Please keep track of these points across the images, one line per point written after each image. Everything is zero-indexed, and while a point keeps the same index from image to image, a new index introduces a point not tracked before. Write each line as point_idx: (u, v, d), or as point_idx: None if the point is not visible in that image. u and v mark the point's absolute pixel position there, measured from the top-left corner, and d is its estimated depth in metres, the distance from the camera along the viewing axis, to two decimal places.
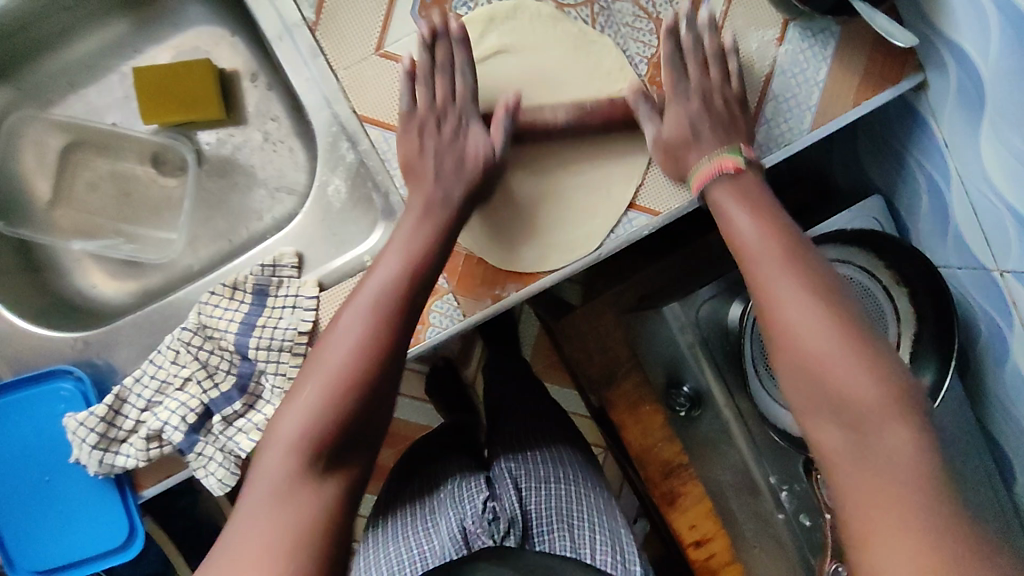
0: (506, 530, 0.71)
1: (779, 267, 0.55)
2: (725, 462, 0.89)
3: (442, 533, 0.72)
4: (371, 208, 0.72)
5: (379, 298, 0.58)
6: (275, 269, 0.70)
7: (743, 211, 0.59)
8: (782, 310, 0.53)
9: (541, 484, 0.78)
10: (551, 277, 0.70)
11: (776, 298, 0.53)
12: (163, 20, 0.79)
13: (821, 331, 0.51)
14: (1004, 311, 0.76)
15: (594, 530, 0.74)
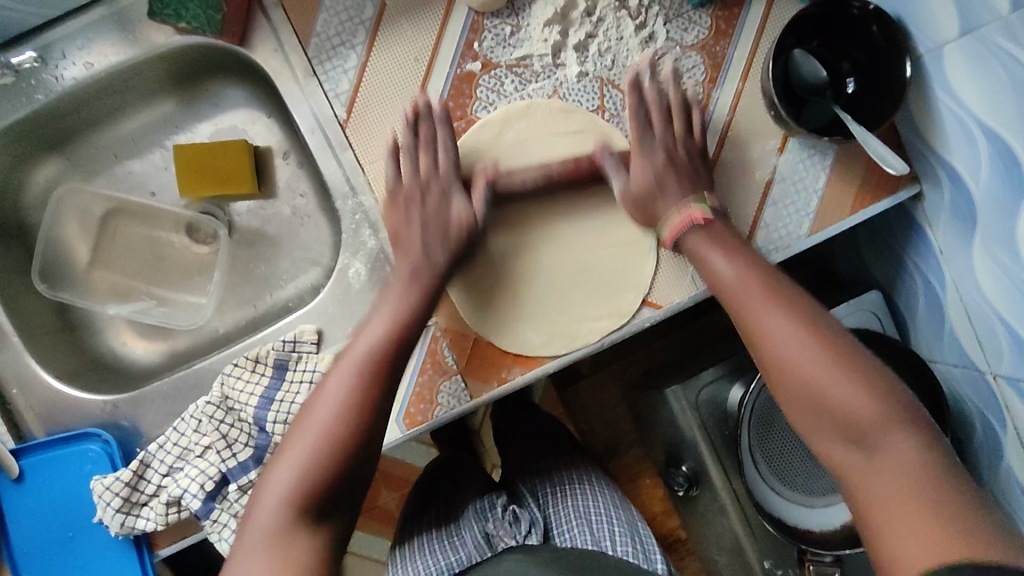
0: (528, 530, 0.74)
1: (747, 278, 0.63)
2: (718, 542, 0.91)
3: (467, 540, 0.73)
4: None
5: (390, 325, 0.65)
6: (296, 345, 0.74)
7: (719, 254, 0.65)
8: (777, 330, 0.59)
9: (559, 494, 0.80)
10: (555, 363, 0.74)
11: (762, 320, 0.60)
12: (205, 99, 0.85)
13: (801, 348, 0.58)
14: (997, 411, 0.78)
15: (612, 522, 0.75)
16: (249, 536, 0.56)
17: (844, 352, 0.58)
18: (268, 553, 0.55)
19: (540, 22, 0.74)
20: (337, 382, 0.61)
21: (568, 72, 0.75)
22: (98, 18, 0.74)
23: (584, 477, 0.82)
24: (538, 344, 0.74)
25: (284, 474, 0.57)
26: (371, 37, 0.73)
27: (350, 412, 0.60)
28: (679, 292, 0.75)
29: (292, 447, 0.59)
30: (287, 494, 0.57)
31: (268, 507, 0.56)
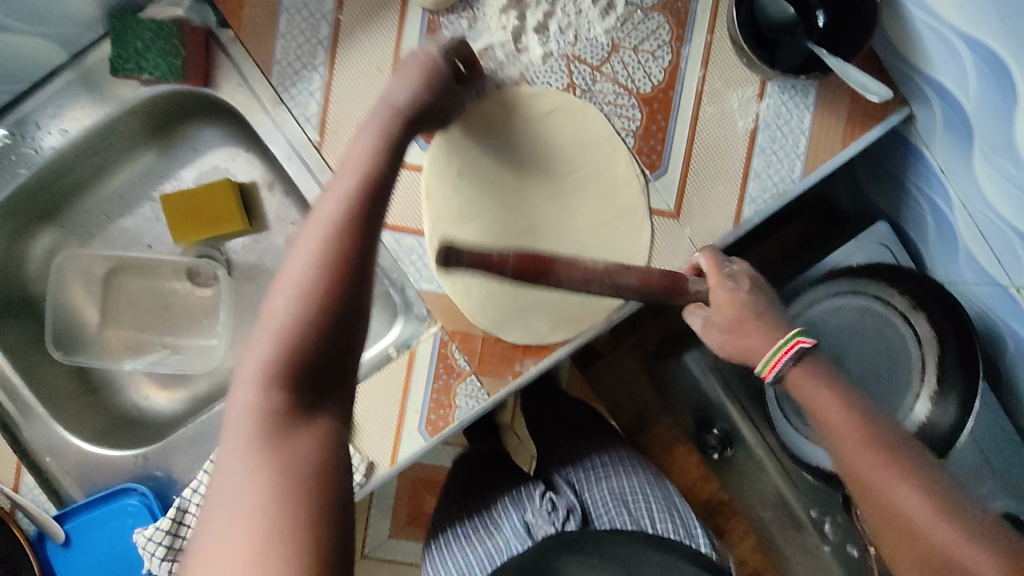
0: (566, 516, 0.75)
1: (859, 432, 0.57)
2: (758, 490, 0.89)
3: (508, 528, 0.75)
4: (390, 305, 0.79)
5: (312, 265, 0.47)
6: None
7: (830, 396, 0.59)
8: (895, 493, 0.55)
9: (595, 476, 0.80)
10: (565, 348, 0.74)
11: (884, 489, 0.55)
12: (183, 144, 0.86)
13: (919, 505, 0.54)
14: None
15: (649, 499, 0.76)
16: (234, 429, 0.45)
17: (932, 480, 0.56)
18: (263, 445, 0.43)
19: (496, 10, 0.73)
20: (350, 174, 0.52)
21: (532, 55, 0.74)
22: (66, 83, 0.75)
23: (617, 461, 0.81)
24: (544, 332, 0.73)
25: (282, 303, 0.46)
26: (332, 56, 0.73)
27: (344, 242, 0.48)
28: (678, 257, 0.75)
29: (290, 266, 0.48)
30: (277, 332, 0.46)
31: (252, 372, 0.46)
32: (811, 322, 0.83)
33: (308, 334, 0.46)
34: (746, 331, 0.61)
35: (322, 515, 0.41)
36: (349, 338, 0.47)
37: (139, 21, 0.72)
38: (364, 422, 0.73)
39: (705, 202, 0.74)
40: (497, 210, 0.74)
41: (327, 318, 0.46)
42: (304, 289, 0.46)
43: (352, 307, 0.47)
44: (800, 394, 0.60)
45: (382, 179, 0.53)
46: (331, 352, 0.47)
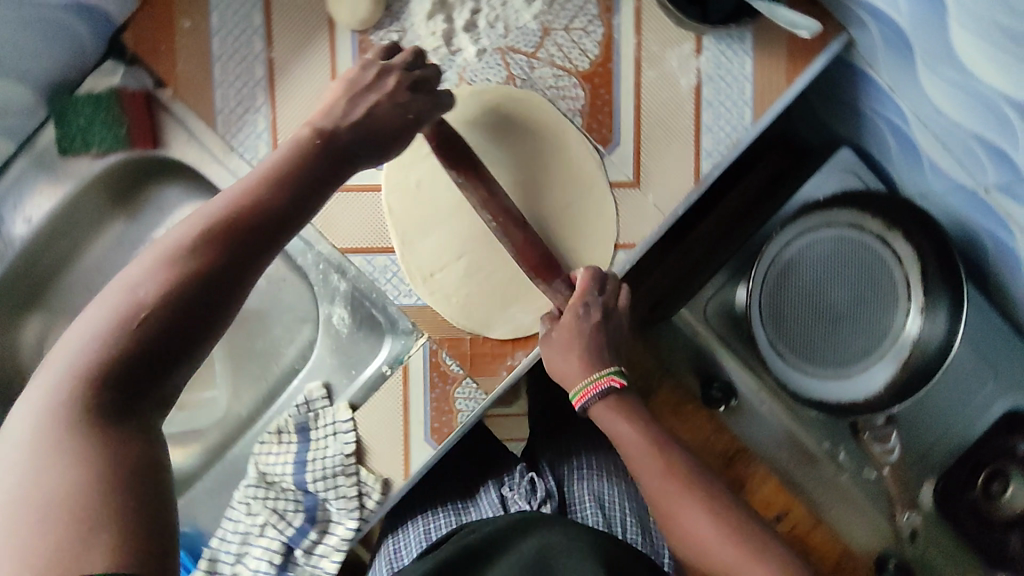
0: (542, 500, 0.78)
1: (663, 467, 0.63)
2: (766, 431, 0.91)
3: (485, 503, 0.79)
4: (376, 325, 0.79)
5: (175, 263, 0.43)
6: (310, 405, 0.77)
7: (630, 427, 0.65)
8: (692, 526, 0.61)
9: (579, 475, 0.83)
10: None
11: (683, 520, 0.61)
12: (150, 206, 0.85)
13: (719, 537, 0.60)
14: (1001, 223, 0.76)
15: (624, 504, 0.79)
16: (34, 419, 0.40)
17: (733, 511, 0.62)
18: (57, 448, 0.39)
19: (423, 17, 0.73)
20: (270, 163, 0.50)
21: (467, 55, 0.75)
22: (22, 171, 0.76)
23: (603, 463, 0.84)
24: (529, 322, 0.74)
25: (130, 293, 0.42)
26: (271, 94, 0.73)
27: (217, 245, 0.44)
28: (647, 224, 0.75)
29: (167, 242, 0.44)
30: (130, 307, 0.42)
31: (71, 361, 0.41)
32: (793, 258, 0.84)
33: (151, 329, 0.42)
34: (566, 363, 0.68)
35: (120, 525, 0.37)
36: (205, 333, 0.44)
37: (75, 99, 0.73)
38: (372, 443, 0.74)
39: (664, 165, 0.75)
40: (461, 212, 0.74)
41: (184, 306, 0.43)
42: (174, 266, 0.43)
43: (218, 300, 0.44)
44: (599, 421, 0.67)
45: (309, 179, 0.50)
46: (175, 343, 0.42)
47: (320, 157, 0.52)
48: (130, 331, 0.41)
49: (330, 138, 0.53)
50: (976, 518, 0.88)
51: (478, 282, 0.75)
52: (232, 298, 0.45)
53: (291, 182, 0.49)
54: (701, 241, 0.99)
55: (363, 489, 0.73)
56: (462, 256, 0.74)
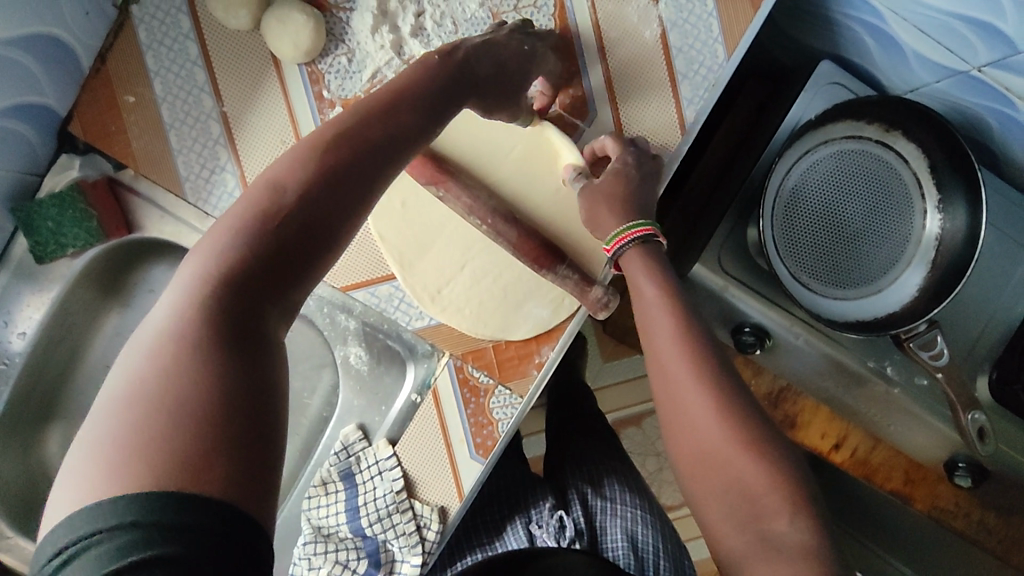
0: (572, 537, 0.79)
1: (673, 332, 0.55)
2: (798, 356, 0.91)
3: (514, 540, 0.81)
4: (395, 356, 0.77)
5: (294, 188, 0.39)
6: (349, 450, 0.74)
7: (652, 285, 0.59)
8: (689, 400, 0.52)
9: (612, 505, 0.82)
10: (574, 324, 0.73)
11: (685, 391, 0.52)
12: (138, 291, 0.81)
13: (714, 419, 0.50)
14: (1003, 99, 0.74)
15: (655, 539, 0.78)
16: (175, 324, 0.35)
17: (760, 434, 0.49)
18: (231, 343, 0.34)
19: (368, 33, 0.69)
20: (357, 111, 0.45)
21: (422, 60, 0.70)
22: (4, 286, 0.73)
23: (636, 497, 0.83)
24: (547, 315, 0.73)
25: (236, 218, 0.38)
26: (234, 149, 0.71)
27: (333, 177, 0.41)
28: None
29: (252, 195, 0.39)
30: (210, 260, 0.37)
31: (214, 265, 0.37)
32: (794, 188, 0.83)
33: (269, 258, 0.38)
34: (599, 214, 0.66)
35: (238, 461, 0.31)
36: (307, 274, 0.39)
37: (39, 202, 0.69)
38: (418, 474, 0.73)
39: (648, 124, 0.72)
40: (455, 222, 0.72)
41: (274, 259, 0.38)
42: (263, 219, 0.38)
43: (308, 253, 0.39)
44: (627, 272, 0.62)
45: (398, 130, 0.45)
46: (286, 277, 0.38)
47: (434, 88, 0.50)
48: (216, 287, 0.36)
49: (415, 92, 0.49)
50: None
51: (488, 286, 0.72)
52: (320, 256, 0.40)
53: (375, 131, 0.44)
54: (698, 190, 0.98)
55: (421, 522, 0.72)
56: (465, 265, 0.72)
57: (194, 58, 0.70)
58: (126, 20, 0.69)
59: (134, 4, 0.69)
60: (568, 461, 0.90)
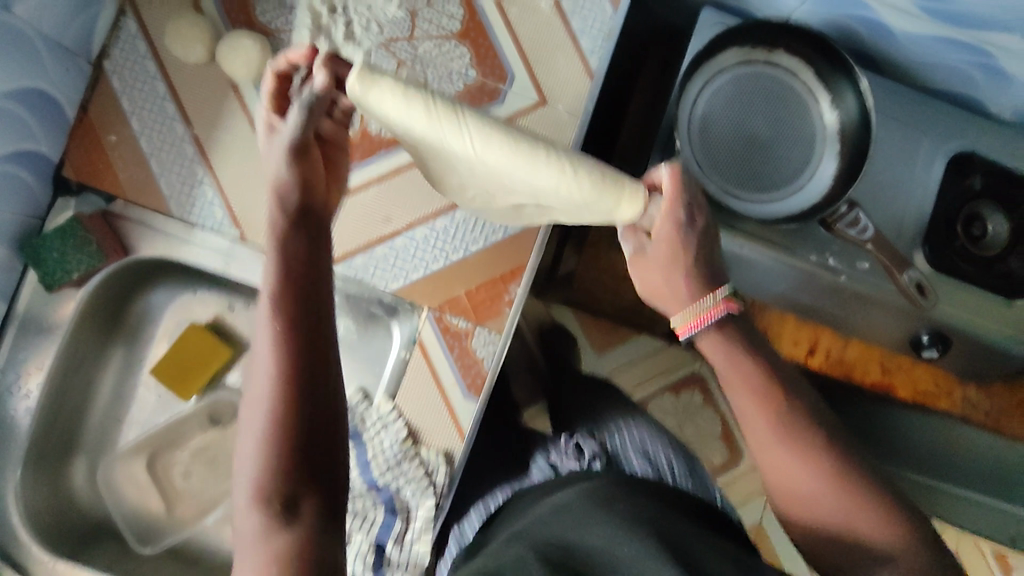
0: (592, 456, 0.76)
1: (752, 394, 0.60)
2: (756, 268, 0.97)
3: (537, 473, 0.78)
4: (379, 319, 0.82)
5: (279, 320, 0.53)
6: (353, 411, 0.80)
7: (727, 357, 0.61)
8: (790, 458, 0.58)
9: (621, 432, 0.85)
10: (534, 258, 0.81)
11: (783, 451, 0.58)
12: (143, 325, 0.90)
13: (821, 473, 0.57)
14: (856, 3, 0.90)
15: (669, 453, 0.81)
16: (255, 430, 0.50)
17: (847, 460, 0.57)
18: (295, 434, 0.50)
19: (308, 46, 0.81)
20: (273, 255, 0.56)
21: (357, 60, 0.81)
22: (14, 341, 0.80)
23: (643, 422, 0.87)
24: (609, 211, 0.56)
25: (265, 343, 0.52)
26: (208, 164, 0.80)
27: (289, 294, 0.54)
28: (566, 131, 0.83)
29: (259, 351, 0.53)
30: (261, 430, 0.50)
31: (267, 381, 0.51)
32: (704, 115, 0.93)
33: (294, 364, 0.52)
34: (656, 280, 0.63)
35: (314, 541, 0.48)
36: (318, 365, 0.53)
37: (43, 237, 0.78)
38: (420, 422, 0.79)
39: (561, 77, 0.83)
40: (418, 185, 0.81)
41: (302, 399, 0.51)
42: (273, 392, 0.51)
43: (315, 383, 0.52)
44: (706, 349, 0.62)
45: (299, 269, 0.56)
46: (311, 371, 0.52)
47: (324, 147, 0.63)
48: (275, 447, 0.50)
49: (283, 229, 0.57)
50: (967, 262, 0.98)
51: (452, 240, 0.81)
52: (326, 394, 0.53)
53: (302, 275, 0.55)
54: (628, 148, 1.09)
55: (429, 467, 0.78)
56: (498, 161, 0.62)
57: (162, 94, 0.81)
58: (100, 75, 0.81)
59: (106, 60, 0.81)
60: (568, 416, 0.93)
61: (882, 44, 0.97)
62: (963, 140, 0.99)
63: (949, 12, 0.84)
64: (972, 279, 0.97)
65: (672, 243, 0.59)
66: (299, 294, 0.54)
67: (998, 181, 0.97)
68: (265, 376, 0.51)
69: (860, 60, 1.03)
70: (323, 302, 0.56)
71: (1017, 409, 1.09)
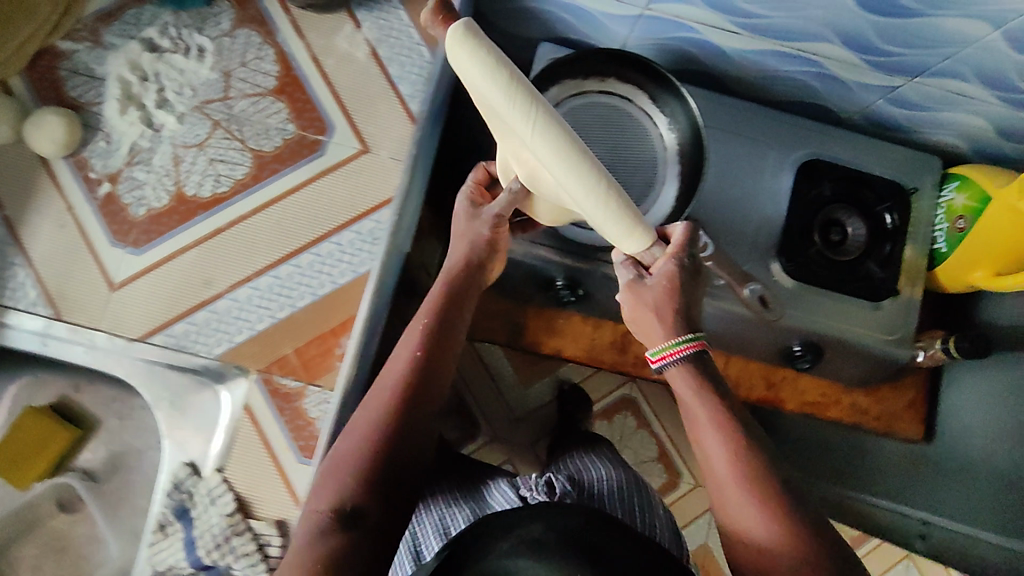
0: (563, 491, 0.70)
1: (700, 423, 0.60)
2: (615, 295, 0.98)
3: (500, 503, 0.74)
4: (206, 387, 0.80)
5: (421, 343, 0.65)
6: (181, 487, 0.78)
7: (684, 387, 0.61)
8: (729, 493, 0.58)
9: (605, 479, 0.78)
10: (364, 308, 0.79)
11: (724, 484, 0.58)
12: None
13: (754, 512, 0.56)
14: (681, 27, 0.90)
15: (651, 504, 0.76)
16: (359, 435, 0.60)
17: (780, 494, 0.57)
18: (388, 456, 0.59)
19: (118, 116, 0.80)
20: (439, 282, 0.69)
21: (170, 125, 0.80)
22: None
23: (631, 477, 0.80)
24: (618, 235, 0.53)
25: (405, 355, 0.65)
26: (20, 244, 0.78)
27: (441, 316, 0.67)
28: (391, 176, 0.81)
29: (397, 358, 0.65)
30: (359, 440, 0.59)
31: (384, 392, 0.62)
32: None
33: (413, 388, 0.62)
34: (644, 321, 0.61)
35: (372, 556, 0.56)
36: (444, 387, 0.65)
37: None
38: (249, 493, 0.77)
39: (381, 124, 0.82)
40: (238, 244, 0.79)
41: (396, 430, 0.60)
42: (388, 411, 0.61)
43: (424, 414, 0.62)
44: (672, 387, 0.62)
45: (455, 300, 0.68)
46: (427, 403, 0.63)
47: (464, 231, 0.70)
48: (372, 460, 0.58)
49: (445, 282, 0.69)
50: (827, 264, 0.97)
51: (275, 297, 0.79)
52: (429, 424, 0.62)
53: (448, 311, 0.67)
54: None
55: (261, 539, 0.76)
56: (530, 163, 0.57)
57: None
58: None
59: None
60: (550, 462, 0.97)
61: (719, 63, 0.98)
62: (810, 150, 0.99)
63: (766, 28, 0.85)
64: (833, 282, 0.96)
65: (672, 278, 0.59)
66: (450, 315, 0.67)
67: (846, 185, 0.99)
68: (379, 396, 0.62)
69: (706, 79, 1.03)
70: (455, 351, 0.67)
71: (905, 409, 1.11)
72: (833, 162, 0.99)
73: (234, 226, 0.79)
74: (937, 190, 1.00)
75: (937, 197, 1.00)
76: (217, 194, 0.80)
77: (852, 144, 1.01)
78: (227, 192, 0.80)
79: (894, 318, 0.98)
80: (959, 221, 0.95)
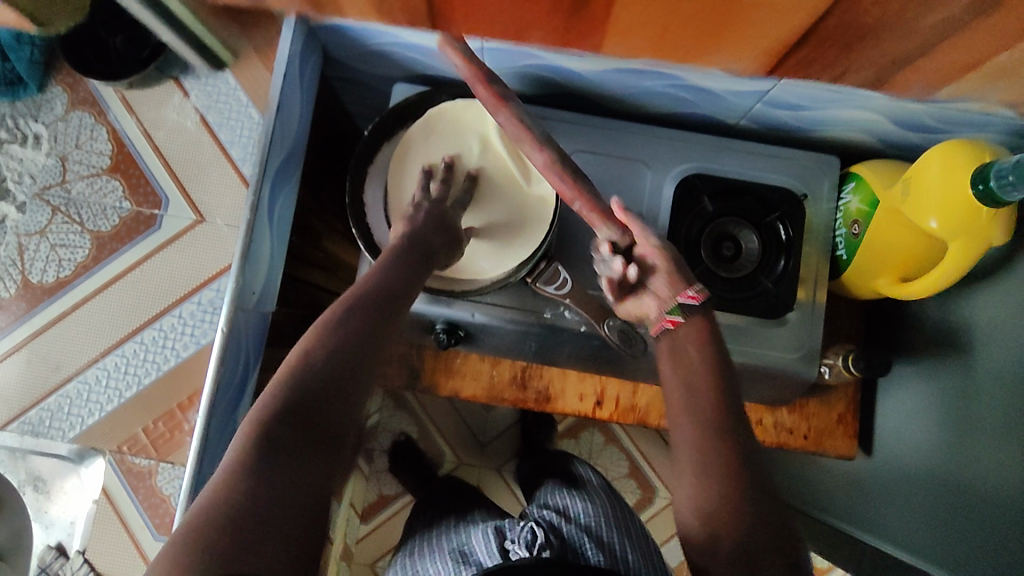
0: (543, 545, 0.71)
1: (694, 394, 0.65)
2: (499, 333, 0.97)
3: (479, 553, 0.76)
4: (69, 468, 0.86)
5: (391, 271, 0.67)
6: (47, 566, 0.86)
7: (672, 364, 0.68)
8: (702, 464, 0.61)
9: (588, 522, 0.80)
10: (206, 384, 0.78)
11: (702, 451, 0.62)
12: None
13: (723, 488, 0.59)
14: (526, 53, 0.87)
15: (627, 533, 0.81)
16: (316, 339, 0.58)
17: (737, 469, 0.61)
18: (337, 365, 0.57)
19: None
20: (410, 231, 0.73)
21: (13, 215, 0.85)
22: None
23: (623, 523, 0.82)
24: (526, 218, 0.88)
25: (372, 277, 0.66)
26: None
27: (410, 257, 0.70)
28: (227, 246, 0.85)
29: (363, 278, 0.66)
30: (303, 369, 0.56)
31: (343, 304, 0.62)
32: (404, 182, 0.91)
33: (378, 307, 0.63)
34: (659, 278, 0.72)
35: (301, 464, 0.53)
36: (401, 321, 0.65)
37: None
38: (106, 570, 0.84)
39: (212, 192, 0.85)
40: (83, 327, 0.84)
41: (331, 365, 0.57)
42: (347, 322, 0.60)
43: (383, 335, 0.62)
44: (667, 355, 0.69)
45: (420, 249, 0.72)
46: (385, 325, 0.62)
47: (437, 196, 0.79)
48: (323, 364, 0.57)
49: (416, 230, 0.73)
50: (716, 281, 0.94)
51: (121, 373, 0.83)
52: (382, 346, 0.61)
53: (400, 265, 0.68)
54: None
55: None
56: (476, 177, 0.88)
57: None
58: None
59: None
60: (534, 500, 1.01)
61: (578, 82, 0.95)
62: (690, 163, 0.96)
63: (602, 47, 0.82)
64: (723, 298, 0.92)
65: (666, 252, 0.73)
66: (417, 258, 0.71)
67: (728, 199, 0.96)
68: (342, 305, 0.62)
69: (575, 96, 0.98)
70: (412, 290, 0.68)
71: (837, 426, 1.03)
72: (715, 175, 0.96)
73: (76, 310, 0.84)
74: (836, 194, 0.96)
75: (836, 201, 0.96)
76: (60, 278, 0.85)
77: (732, 152, 0.97)
78: (70, 275, 0.85)
79: (797, 335, 0.93)
80: (854, 227, 0.91)
